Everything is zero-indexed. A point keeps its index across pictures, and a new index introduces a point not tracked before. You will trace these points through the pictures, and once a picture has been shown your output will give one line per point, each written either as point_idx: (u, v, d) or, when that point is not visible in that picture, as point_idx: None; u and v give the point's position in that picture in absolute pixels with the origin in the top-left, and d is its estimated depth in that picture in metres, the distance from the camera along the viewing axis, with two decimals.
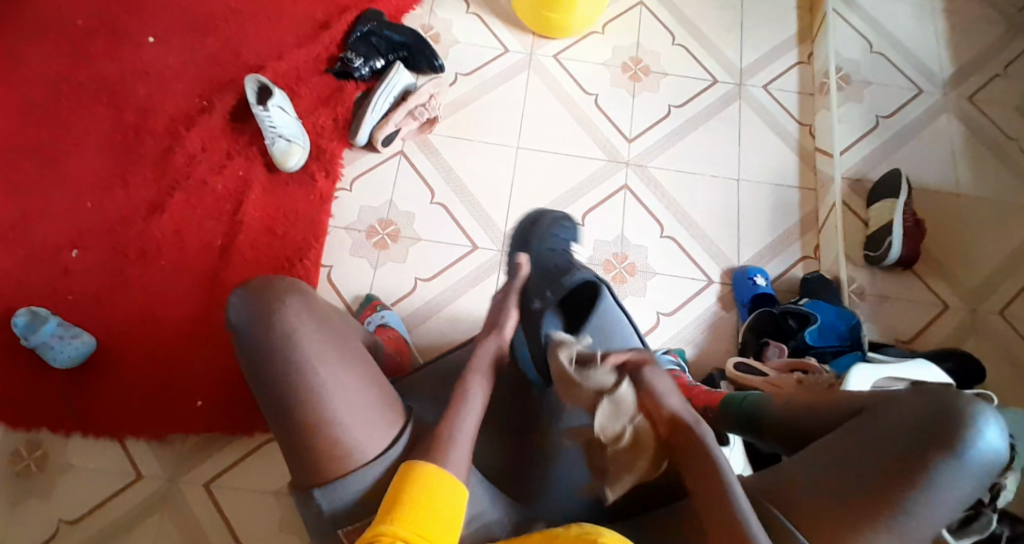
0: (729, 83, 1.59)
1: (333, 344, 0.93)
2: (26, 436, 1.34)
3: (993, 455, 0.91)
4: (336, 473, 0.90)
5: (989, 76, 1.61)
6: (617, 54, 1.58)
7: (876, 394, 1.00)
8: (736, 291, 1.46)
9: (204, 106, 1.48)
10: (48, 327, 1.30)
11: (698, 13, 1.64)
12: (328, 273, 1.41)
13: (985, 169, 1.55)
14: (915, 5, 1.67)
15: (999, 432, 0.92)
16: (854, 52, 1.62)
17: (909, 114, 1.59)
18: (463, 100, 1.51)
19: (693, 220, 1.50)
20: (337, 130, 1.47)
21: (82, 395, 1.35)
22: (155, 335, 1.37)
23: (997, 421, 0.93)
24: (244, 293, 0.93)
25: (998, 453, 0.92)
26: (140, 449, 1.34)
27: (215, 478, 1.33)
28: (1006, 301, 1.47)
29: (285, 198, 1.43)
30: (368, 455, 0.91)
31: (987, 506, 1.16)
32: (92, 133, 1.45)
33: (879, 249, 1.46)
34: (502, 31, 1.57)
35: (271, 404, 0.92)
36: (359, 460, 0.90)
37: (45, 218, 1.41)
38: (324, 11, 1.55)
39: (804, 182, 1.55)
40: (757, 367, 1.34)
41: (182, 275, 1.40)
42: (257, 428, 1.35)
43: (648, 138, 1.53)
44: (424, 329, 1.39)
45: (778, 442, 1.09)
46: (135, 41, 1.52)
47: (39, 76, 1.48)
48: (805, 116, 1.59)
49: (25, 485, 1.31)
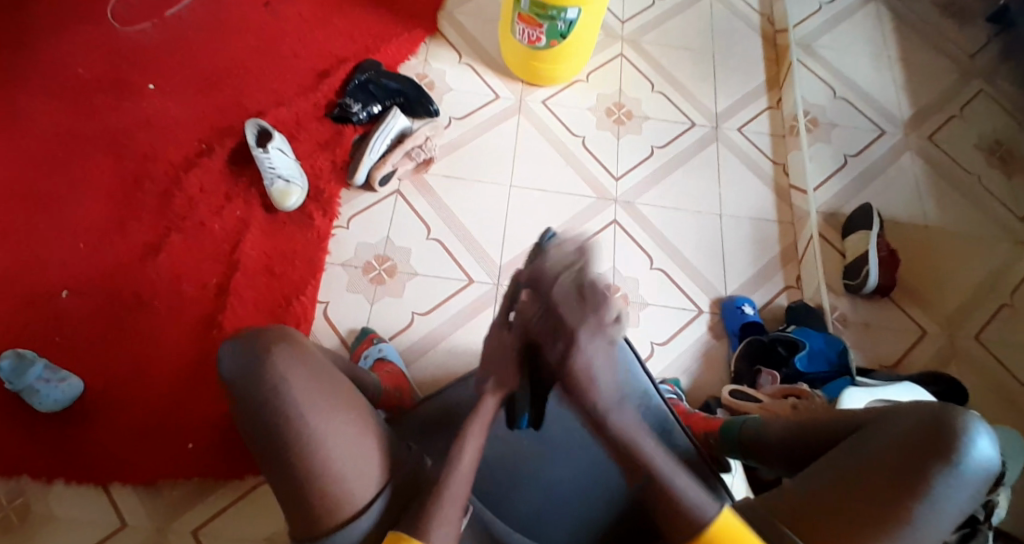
0: (705, 126, 1.69)
1: (327, 393, 0.92)
2: (8, 484, 1.28)
3: (986, 466, 0.93)
4: (332, 522, 0.90)
5: (946, 117, 1.74)
6: (601, 100, 1.68)
7: (871, 411, 1.02)
8: (725, 321, 1.50)
9: (205, 149, 1.53)
10: (36, 369, 1.26)
11: (674, 64, 1.75)
12: (326, 308, 1.43)
13: (948, 202, 1.64)
14: (873, 55, 1.81)
15: (991, 444, 0.94)
16: (820, 98, 1.74)
17: (874, 153, 1.69)
18: (458, 142, 1.59)
19: (680, 254, 1.56)
20: (336, 171, 1.53)
21: (67, 439, 1.30)
22: (147, 377, 1.35)
23: (989, 433, 0.94)
24: (236, 346, 0.93)
25: (991, 464, 0.94)
26: (127, 496, 1.29)
27: (206, 524, 1.28)
28: (980, 326, 1.53)
29: (284, 238, 1.47)
30: (364, 503, 0.91)
31: (982, 523, 1.11)
32: (92, 177, 1.49)
33: (857, 278, 1.52)
34: (493, 80, 1.67)
35: (265, 453, 0.91)
36: (356, 507, 0.91)
37: (38, 259, 1.41)
38: (323, 62, 1.63)
39: (781, 216, 1.63)
40: (752, 394, 1.36)
41: (177, 316, 1.39)
42: (250, 471, 1.31)
43: (634, 176, 1.61)
44: (422, 362, 1.40)
45: (777, 463, 1.11)
46: (137, 90, 1.57)
47: (40, 122, 1.52)
48: (778, 156, 1.69)
49: (5, 536, 1.25)
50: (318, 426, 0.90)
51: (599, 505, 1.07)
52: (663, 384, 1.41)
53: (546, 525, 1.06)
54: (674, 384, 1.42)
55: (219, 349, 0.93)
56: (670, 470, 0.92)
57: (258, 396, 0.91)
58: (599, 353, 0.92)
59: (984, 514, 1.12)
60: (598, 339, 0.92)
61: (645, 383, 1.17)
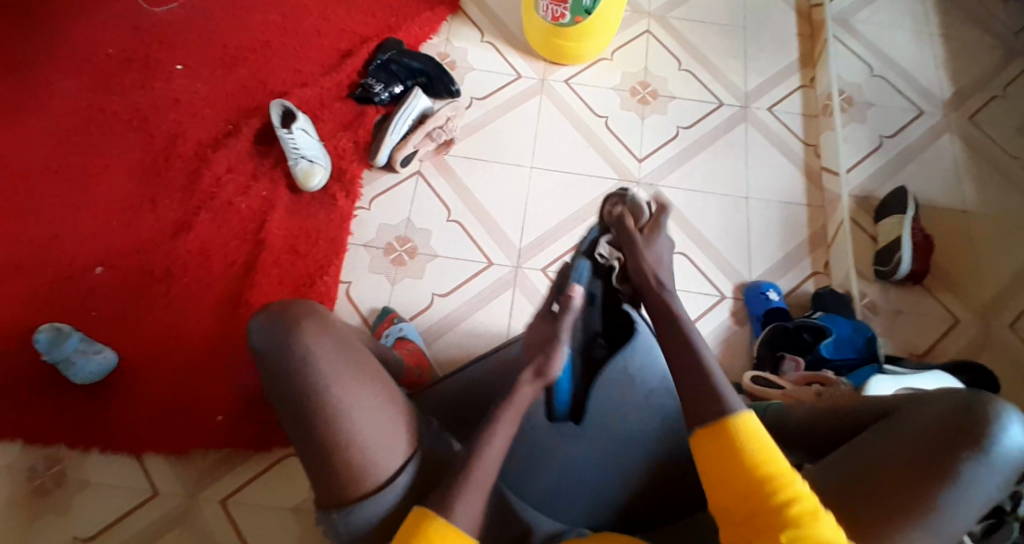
0: (734, 105, 1.65)
1: (353, 367, 0.94)
2: (47, 452, 1.33)
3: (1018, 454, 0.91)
4: (357, 494, 0.92)
5: (988, 97, 1.66)
6: (626, 79, 1.65)
7: (901, 396, 1.00)
8: (749, 306, 1.48)
9: (231, 130, 1.55)
10: (72, 342, 1.29)
11: (703, 41, 1.71)
12: (348, 289, 1.45)
13: (988, 186, 1.58)
14: (913, 31, 1.74)
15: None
16: (856, 76, 1.68)
17: (912, 134, 1.63)
18: (480, 122, 1.58)
19: (705, 238, 1.53)
20: (358, 152, 1.53)
21: (103, 410, 1.34)
22: (177, 352, 1.38)
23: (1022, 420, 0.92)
24: (266, 318, 0.95)
25: None
26: (159, 465, 1.33)
27: (234, 493, 1.32)
28: (1017, 314, 1.47)
29: (308, 218, 1.48)
30: (387, 476, 0.92)
31: (1009, 514, 1.09)
32: (123, 156, 1.52)
33: (889, 263, 1.47)
34: (516, 59, 1.65)
35: (292, 426, 0.93)
36: (379, 480, 0.92)
37: (72, 237, 1.45)
38: (345, 41, 1.63)
39: (811, 200, 1.58)
40: (774, 380, 1.34)
41: (205, 294, 1.42)
42: (275, 444, 1.34)
43: (658, 158, 1.58)
44: (442, 342, 1.41)
45: (805, 451, 1.08)
46: (166, 71, 1.59)
47: (72, 102, 1.55)
48: (810, 137, 1.64)
49: (42, 501, 1.30)
50: (344, 399, 0.92)
51: (617, 491, 1.09)
52: None
53: (565, 498, 1.08)
54: None
55: (250, 321, 0.95)
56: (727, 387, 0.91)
57: (286, 367, 0.93)
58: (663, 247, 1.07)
59: (1011, 506, 1.09)
60: (657, 243, 1.07)
61: (664, 368, 1.15)
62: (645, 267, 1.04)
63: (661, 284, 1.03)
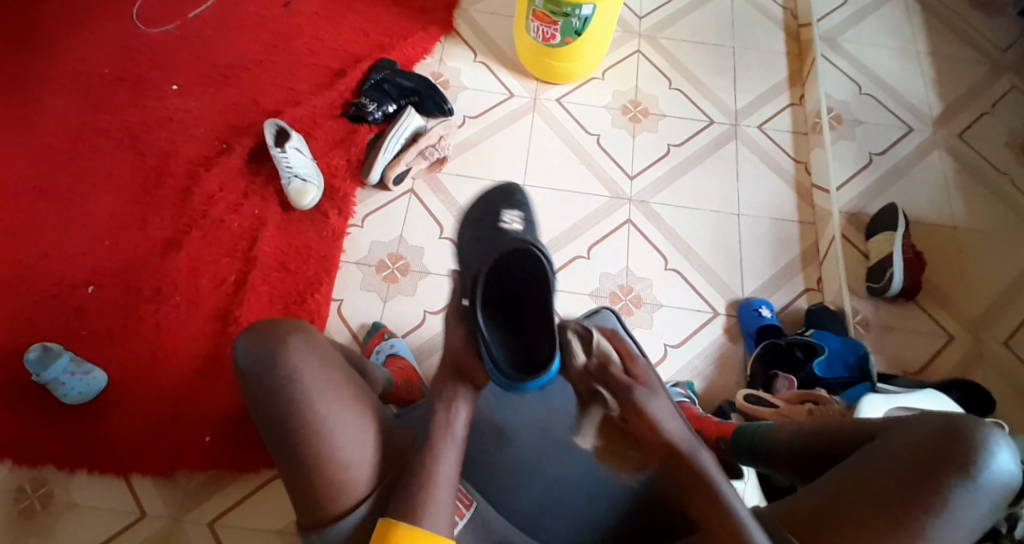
0: (724, 123, 1.66)
1: (337, 382, 0.93)
2: (32, 472, 1.31)
3: (1007, 478, 0.91)
4: (328, 510, 0.91)
5: (977, 114, 1.68)
6: (617, 98, 1.66)
7: (888, 418, 0.99)
8: (741, 323, 1.47)
9: (223, 148, 1.55)
10: (60, 363, 1.28)
11: (692, 60, 1.73)
12: (339, 306, 1.44)
13: (978, 202, 1.59)
14: (900, 48, 1.76)
15: (1012, 456, 0.92)
16: (844, 93, 1.70)
17: (901, 150, 1.64)
18: (472, 141, 1.59)
19: (696, 255, 1.53)
20: (350, 170, 1.54)
21: (93, 427, 1.33)
22: (164, 370, 1.37)
23: (1010, 444, 0.92)
24: (250, 335, 0.93)
25: (1012, 477, 0.91)
26: (145, 487, 1.31)
27: (221, 515, 1.30)
28: (1010, 331, 1.48)
29: (299, 236, 1.48)
30: (357, 496, 0.91)
31: (1005, 536, 1.06)
32: (114, 175, 1.52)
33: (881, 280, 1.47)
34: (508, 79, 1.66)
35: (273, 438, 0.91)
36: (351, 500, 0.91)
37: (62, 256, 1.45)
38: (339, 61, 1.65)
39: (803, 216, 1.59)
40: (768, 398, 1.32)
41: (194, 312, 1.42)
42: (262, 465, 1.32)
43: (649, 175, 1.59)
44: (434, 359, 1.41)
45: (795, 472, 1.06)
46: (159, 91, 1.60)
47: (64, 122, 1.56)
48: (800, 154, 1.65)
49: (28, 523, 1.28)
50: (328, 416, 0.90)
51: (605, 511, 1.07)
52: (675, 386, 1.38)
53: (551, 521, 1.07)
54: (686, 387, 1.39)
55: (235, 339, 0.92)
56: (711, 469, 0.95)
57: (271, 384, 0.91)
58: (662, 411, 1.01)
59: (1007, 527, 1.07)
60: (655, 396, 1.03)
61: None
62: (651, 425, 1.00)
63: (682, 440, 0.98)
